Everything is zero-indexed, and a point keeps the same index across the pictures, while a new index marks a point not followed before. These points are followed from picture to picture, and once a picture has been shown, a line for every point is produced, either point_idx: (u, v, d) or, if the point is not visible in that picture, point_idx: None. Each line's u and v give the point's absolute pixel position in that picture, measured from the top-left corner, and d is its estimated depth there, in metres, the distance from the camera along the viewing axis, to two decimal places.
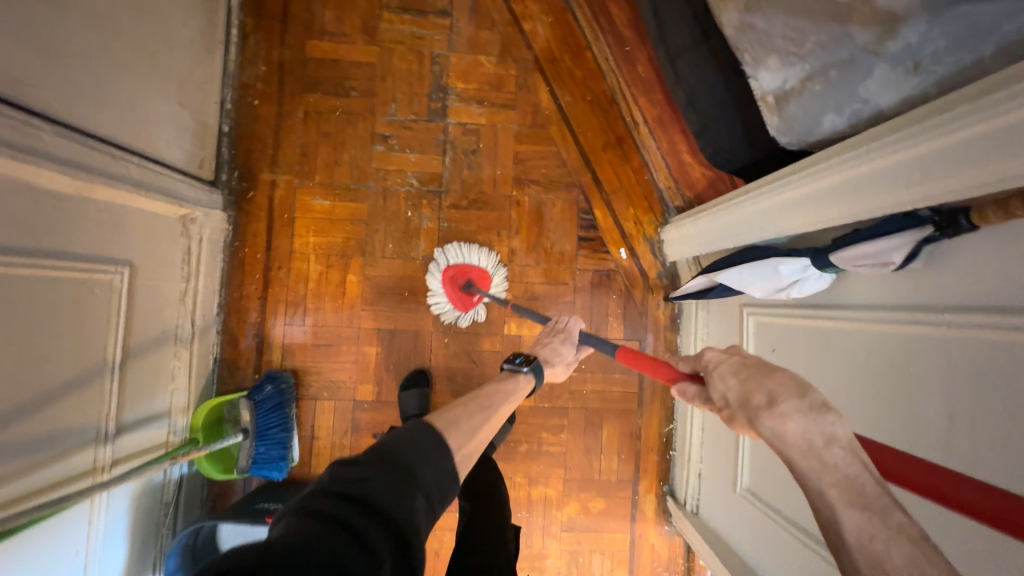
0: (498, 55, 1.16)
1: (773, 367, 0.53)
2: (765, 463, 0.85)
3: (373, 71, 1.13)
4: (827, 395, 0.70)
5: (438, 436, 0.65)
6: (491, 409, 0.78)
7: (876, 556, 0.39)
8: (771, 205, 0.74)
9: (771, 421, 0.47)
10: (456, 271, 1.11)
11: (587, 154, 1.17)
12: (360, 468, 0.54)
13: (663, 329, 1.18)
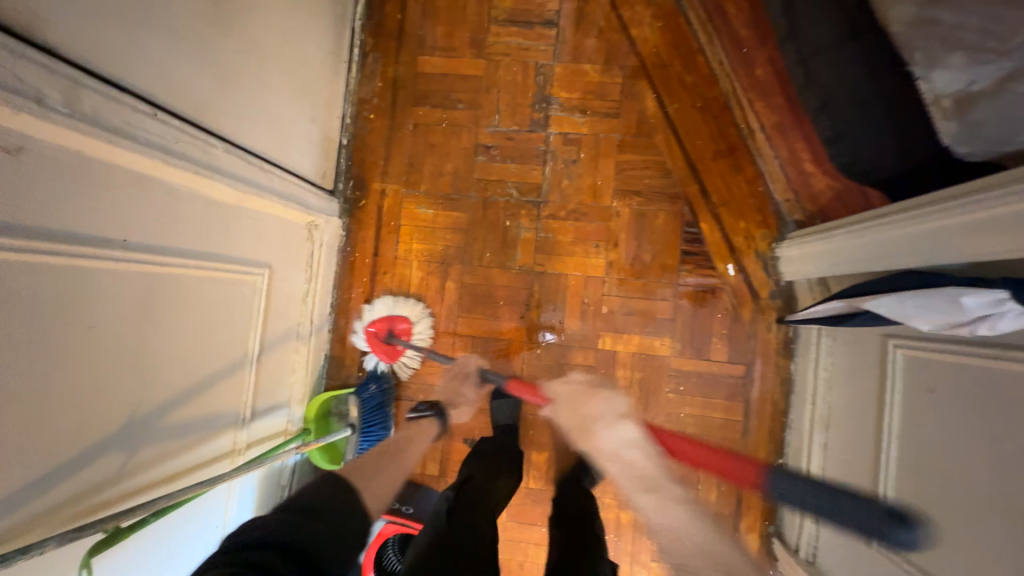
0: (603, 62, 1.13)
1: (594, 392, 0.93)
2: None
3: (478, 83, 1.16)
4: (1016, 453, 0.58)
5: (344, 483, 0.66)
6: (399, 454, 0.82)
7: (661, 521, 0.74)
8: (939, 227, 0.65)
9: (602, 445, 0.84)
10: (376, 327, 1.12)
11: (695, 164, 1.11)
12: (265, 522, 0.55)
13: (774, 354, 1.07)
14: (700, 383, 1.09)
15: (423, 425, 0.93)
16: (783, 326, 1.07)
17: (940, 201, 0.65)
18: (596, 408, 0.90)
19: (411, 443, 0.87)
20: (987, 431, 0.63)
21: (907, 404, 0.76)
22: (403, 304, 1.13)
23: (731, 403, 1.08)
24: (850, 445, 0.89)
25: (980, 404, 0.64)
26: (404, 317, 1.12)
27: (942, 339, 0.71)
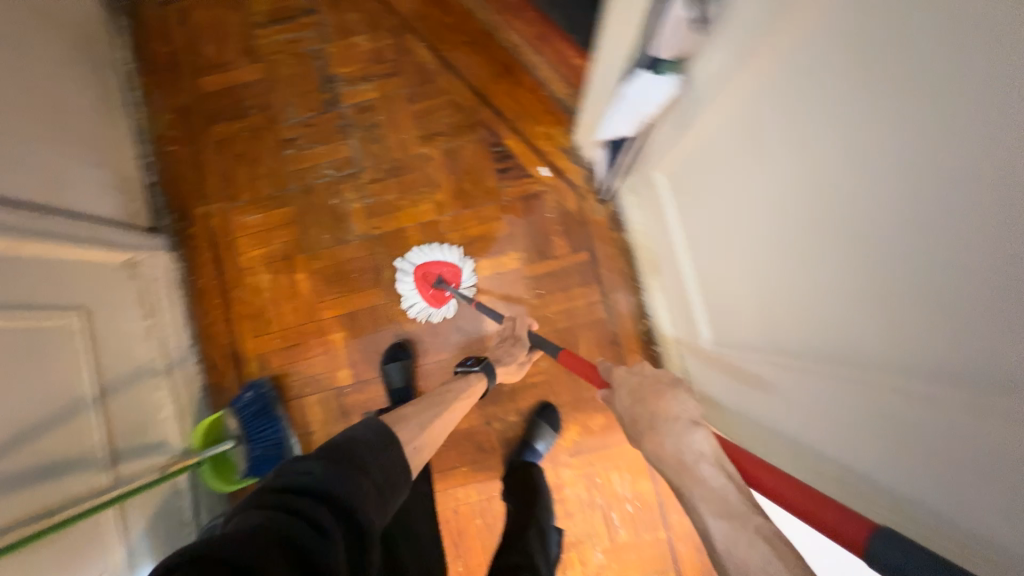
0: (368, 30, 1.22)
1: (661, 388, 0.63)
2: (723, 303, 0.77)
3: (264, 86, 1.22)
4: (743, 193, 0.62)
5: (388, 430, 0.64)
6: (443, 405, 0.82)
7: (737, 558, 0.45)
8: (614, 28, 0.67)
9: (650, 443, 0.58)
10: (427, 269, 1.13)
11: (480, 91, 1.19)
12: (306, 461, 0.54)
13: (607, 231, 1.15)
14: (554, 279, 1.15)
15: (472, 378, 0.93)
16: (605, 203, 1.15)
17: (605, 38, 0.71)
18: (684, 412, 0.59)
19: (456, 396, 0.86)
20: (723, 192, 0.67)
21: (694, 230, 0.81)
22: (455, 252, 1.14)
23: (587, 286, 1.14)
24: (673, 272, 0.95)
25: (719, 196, 0.68)
26: (450, 263, 1.13)
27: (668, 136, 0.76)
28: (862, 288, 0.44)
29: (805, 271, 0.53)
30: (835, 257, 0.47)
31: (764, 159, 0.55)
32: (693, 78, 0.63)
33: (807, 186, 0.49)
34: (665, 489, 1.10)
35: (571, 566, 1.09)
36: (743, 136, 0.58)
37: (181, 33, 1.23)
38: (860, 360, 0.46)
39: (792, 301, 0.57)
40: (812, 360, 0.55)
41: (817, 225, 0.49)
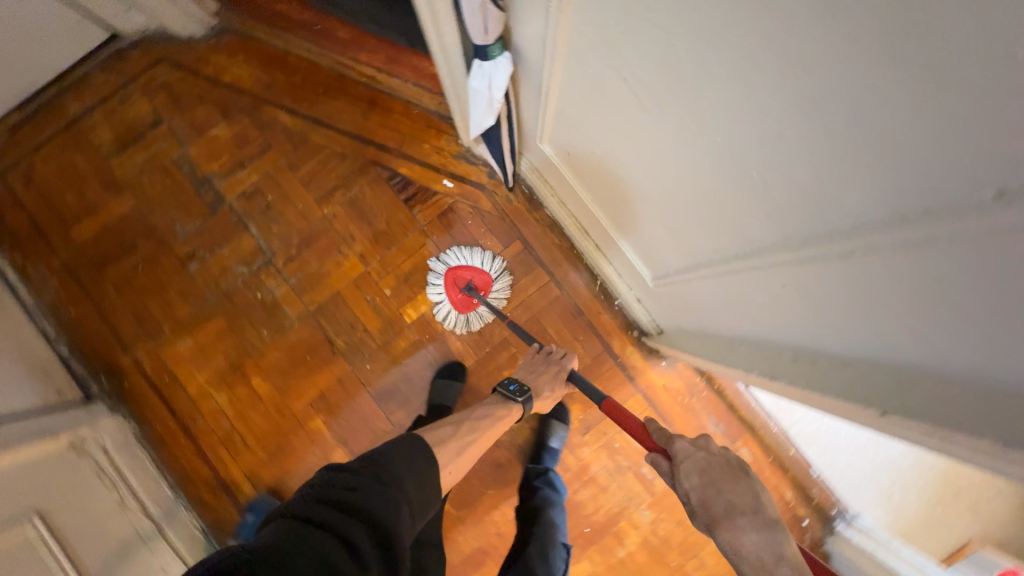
0: (222, 118, 1.18)
1: (739, 471, 0.55)
2: (650, 243, 0.79)
3: (141, 212, 1.16)
4: (619, 135, 0.63)
5: (429, 451, 0.66)
6: (479, 434, 0.80)
7: None
8: (438, 31, 0.66)
9: (727, 533, 0.51)
10: (459, 273, 1.11)
11: (356, 133, 1.18)
12: (349, 474, 0.57)
13: (528, 214, 1.16)
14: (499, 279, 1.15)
15: (510, 410, 0.87)
16: (516, 189, 1.16)
17: (434, 44, 0.69)
18: (763, 507, 0.52)
19: (489, 427, 0.83)
20: (603, 142, 0.68)
21: (621, 208, 0.80)
22: (489, 259, 1.13)
23: (532, 273, 1.15)
24: (601, 232, 0.97)
25: (632, 171, 0.67)
26: (481, 269, 1.12)
27: (537, 110, 0.77)
28: (757, 180, 0.45)
29: (736, 220, 0.52)
30: (761, 198, 0.46)
31: (657, 125, 0.54)
32: (541, 53, 0.62)
33: (667, 109, 0.50)
34: (679, 426, 1.13)
35: (627, 533, 1.11)
36: (628, 109, 0.56)
37: (33, 194, 1.16)
38: (824, 293, 0.45)
39: (735, 252, 0.56)
40: (779, 303, 0.54)
41: (732, 172, 0.47)
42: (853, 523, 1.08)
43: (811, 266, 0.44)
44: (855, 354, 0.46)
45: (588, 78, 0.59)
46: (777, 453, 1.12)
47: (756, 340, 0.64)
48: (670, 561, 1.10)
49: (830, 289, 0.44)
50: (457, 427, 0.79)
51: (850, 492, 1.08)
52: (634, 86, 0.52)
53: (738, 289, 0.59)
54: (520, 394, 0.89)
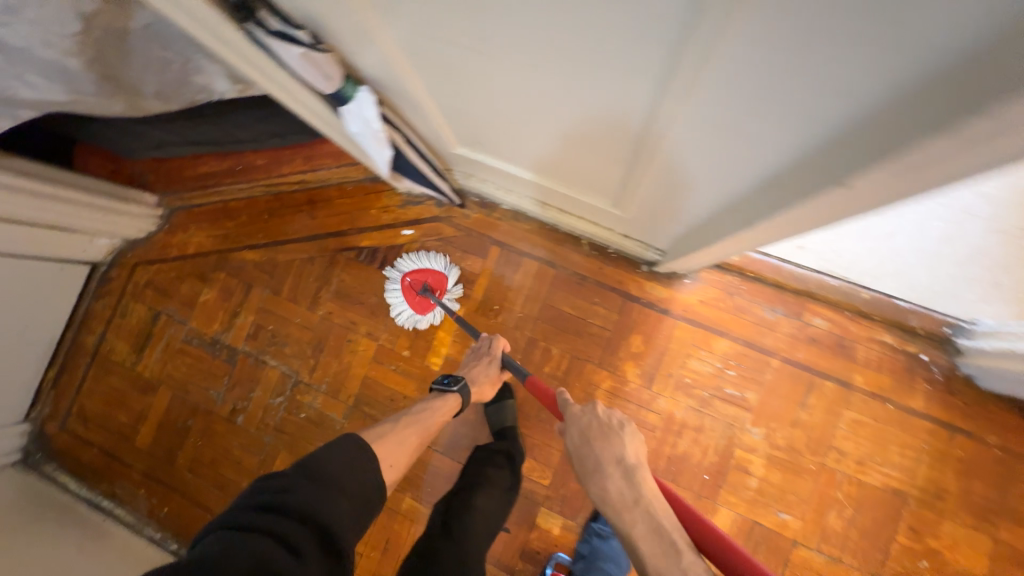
0: (204, 284, 1.28)
1: (605, 432, 0.77)
2: (593, 173, 0.76)
3: (179, 397, 1.25)
4: (495, 93, 0.63)
5: (365, 447, 0.73)
6: (417, 425, 0.87)
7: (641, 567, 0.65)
8: (301, 102, 0.68)
9: (596, 483, 0.74)
10: (413, 277, 1.16)
11: (313, 234, 1.25)
12: (282, 480, 0.63)
13: (489, 217, 1.16)
14: (495, 288, 1.15)
15: (448, 399, 0.93)
16: (467, 202, 1.17)
17: (307, 116, 0.72)
18: (627, 452, 0.75)
19: (430, 414, 0.90)
20: (493, 109, 0.68)
21: (550, 159, 0.78)
22: (439, 259, 1.16)
23: (521, 266, 1.14)
24: (553, 193, 0.95)
25: (530, 119, 0.66)
26: (434, 270, 1.16)
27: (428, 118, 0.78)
28: (614, 48, 0.43)
29: (629, 95, 0.50)
30: (629, 61, 0.44)
31: (513, 58, 0.52)
32: (387, 68, 0.63)
33: (504, 42, 0.49)
34: (738, 330, 1.05)
35: (748, 461, 1.02)
36: (482, 63, 0.56)
37: (94, 429, 1.28)
38: (743, 102, 0.42)
39: (652, 123, 0.54)
40: (717, 144, 0.51)
41: (591, 58, 0.46)
42: (978, 331, 0.95)
43: (715, 78, 0.41)
44: (807, 144, 0.43)
45: (439, 64, 0.61)
46: (853, 305, 1.02)
47: (726, 195, 0.61)
48: (807, 466, 1.01)
49: (745, 95, 0.41)
50: (393, 423, 0.85)
51: (952, 304, 0.99)
52: (472, 41, 0.53)
53: (681, 159, 0.56)
54: (452, 383, 0.95)
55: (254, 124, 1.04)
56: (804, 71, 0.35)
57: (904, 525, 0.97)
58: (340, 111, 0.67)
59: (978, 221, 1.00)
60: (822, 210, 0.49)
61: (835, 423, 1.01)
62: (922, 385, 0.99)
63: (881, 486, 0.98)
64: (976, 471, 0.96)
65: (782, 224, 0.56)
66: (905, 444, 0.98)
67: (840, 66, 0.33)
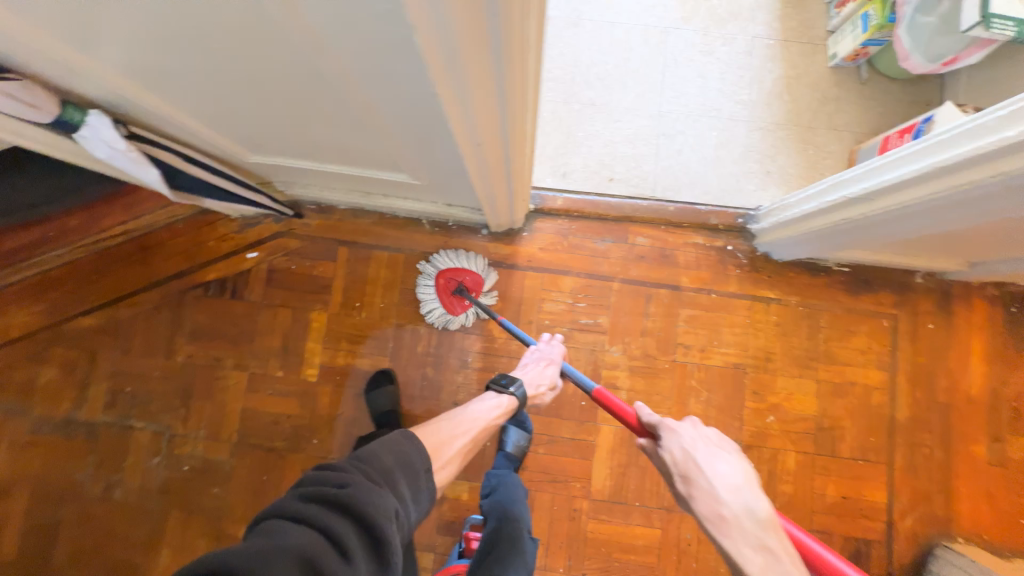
0: (42, 364, 1.17)
1: (719, 449, 0.64)
2: (366, 152, 0.81)
3: (41, 493, 1.14)
4: (222, 93, 0.65)
5: (417, 449, 0.68)
6: (475, 430, 0.82)
7: None
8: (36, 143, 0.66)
9: (706, 506, 0.58)
10: (446, 277, 1.12)
11: (152, 282, 1.19)
12: (336, 473, 0.57)
13: (331, 221, 1.18)
14: (353, 287, 1.17)
15: (503, 403, 0.89)
16: (305, 212, 1.18)
17: (54, 151, 0.70)
18: (744, 481, 0.59)
19: (483, 417, 0.85)
20: (237, 109, 0.71)
21: (326, 147, 0.82)
22: (478, 261, 1.13)
23: (373, 259, 1.17)
24: (362, 181, 0.99)
25: (271, 111, 0.69)
26: (471, 271, 1.12)
27: (193, 133, 0.78)
28: (254, 33, 0.47)
29: (282, 60, 0.52)
30: (242, 27, 0.46)
31: (201, 59, 0.56)
32: (110, 90, 0.63)
33: (179, 45, 0.52)
34: (578, 265, 1.15)
35: (614, 377, 1.13)
36: (183, 69, 0.59)
37: None
38: (344, 40, 0.45)
39: (329, 83, 0.56)
40: (383, 87, 0.54)
41: (214, 31, 0.48)
42: (760, 215, 1.12)
43: (324, 28, 0.44)
44: (414, 62, 0.46)
45: (129, 68, 0.59)
46: (665, 218, 1.15)
47: (443, 133, 0.64)
48: (662, 366, 1.13)
49: (335, 31, 0.44)
50: (450, 422, 0.81)
51: (739, 197, 1.15)
52: (113, 42, 0.53)
53: (395, 117, 0.63)
54: (511, 380, 0.92)
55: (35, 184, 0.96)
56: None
57: (748, 391, 1.12)
58: (76, 138, 0.66)
59: (741, 124, 1.17)
60: (480, 95, 0.53)
61: (675, 322, 1.14)
62: (732, 271, 1.15)
63: (724, 364, 1.13)
64: (791, 330, 1.13)
65: (484, 125, 0.60)
66: (733, 323, 1.13)
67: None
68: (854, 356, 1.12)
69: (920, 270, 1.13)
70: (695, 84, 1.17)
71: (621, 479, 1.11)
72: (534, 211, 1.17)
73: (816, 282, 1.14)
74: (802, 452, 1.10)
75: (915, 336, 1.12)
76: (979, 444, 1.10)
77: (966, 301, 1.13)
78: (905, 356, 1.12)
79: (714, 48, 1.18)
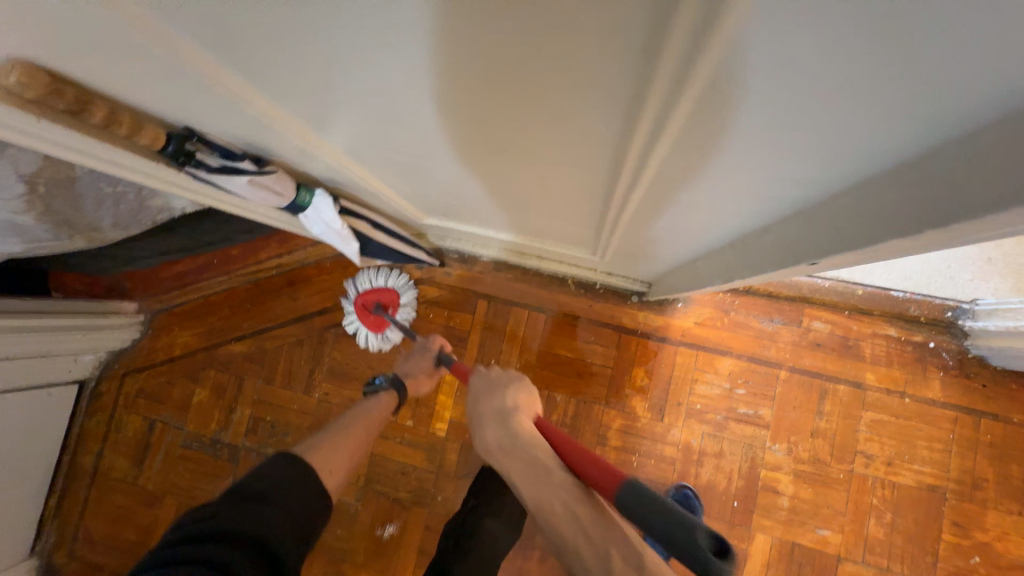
0: (195, 383, 1.25)
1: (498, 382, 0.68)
2: (570, 229, 0.76)
3: (185, 506, 1.21)
4: (463, 177, 0.62)
5: (298, 459, 0.69)
6: (357, 426, 0.86)
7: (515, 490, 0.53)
8: (262, 213, 0.68)
9: (478, 419, 0.63)
10: (364, 299, 1.13)
11: (298, 316, 1.23)
12: (199, 511, 0.56)
13: (472, 272, 1.15)
14: (488, 342, 1.13)
15: (383, 397, 0.95)
16: (448, 260, 1.16)
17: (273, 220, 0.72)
18: (505, 400, 0.64)
19: (367, 413, 0.91)
20: (465, 188, 0.68)
21: (527, 220, 0.78)
22: (390, 277, 1.13)
23: (510, 316, 1.12)
24: (533, 246, 0.94)
25: (502, 193, 0.65)
26: (388, 287, 1.13)
27: (401, 200, 0.78)
28: (580, 149, 0.43)
29: (584, 165, 0.47)
30: (562, 143, 0.43)
31: (478, 155, 0.53)
32: (332, 166, 0.62)
33: (470, 144, 0.50)
34: (739, 347, 1.03)
35: (775, 479, 0.99)
36: (449, 158, 0.56)
37: (105, 553, 1.23)
38: (703, 173, 0.39)
39: (611, 189, 0.51)
40: (684, 206, 0.48)
41: (530, 140, 0.44)
42: (979, 311, 0.94)
43: (681, 166, 0.39)
44: (773, 204, 0.39)
45: (391, 150, 0.57)
46: (851, 302, 1.00)
47: (706, 240, 0.57)
48: (835, 476, 0.97)
49: (707, 168, 0.38)
50: (327, 429, 0.83)
51: (950, 287, 0.97)
52: (411, 131, 0.50)
53: (658, 220, 0.56)
54: (383, 382, 0.97)
55: (218, 227, 1.01)
56: (761, 151, 0.32)
57: (945, 521, 0.93)
58: (300, 217, 0.66)
59: None
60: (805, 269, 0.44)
61: (855, 426, 0.98)
62: (934, 374, 0.96)
63: (916, 484, 0.95)
64: (1010, 454, 0.93)
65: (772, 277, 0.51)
66: (930, 437, 0.95)
67: (787, 148, 0.30)
68: None
69: None
70: None
71: None
72: None
73: None
74: None
75: None
76: None
77: None
78: None
79: None
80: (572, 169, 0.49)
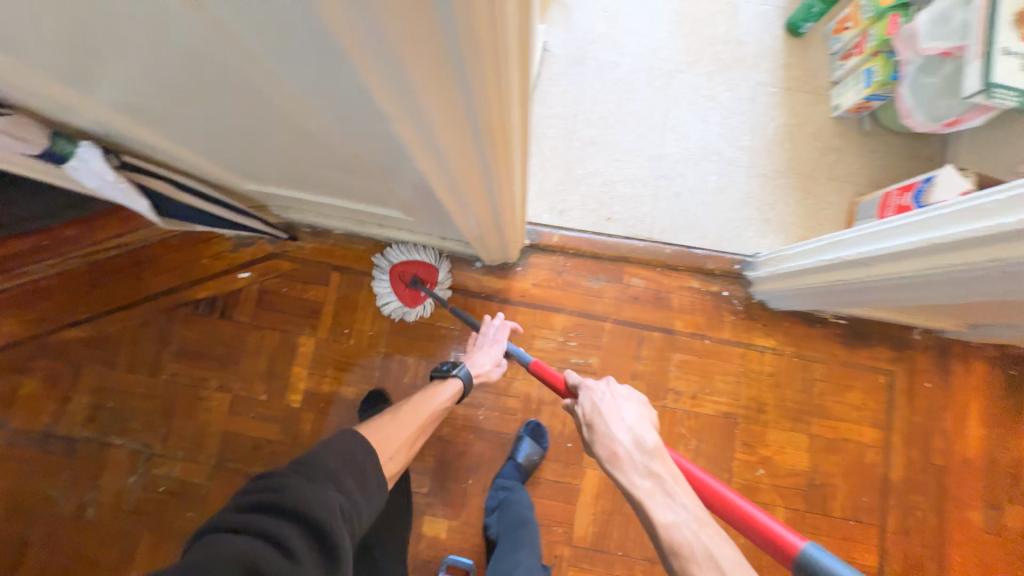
0: (24, 375, 1.16)
1: (619, 408, 0.70)
2: (355, 186, 0.80)
3: (11, 509, 1.11)
4: (210, 133, 0.65)
5: (365, 443, 0.64)
6: (420, 415, 0.82)
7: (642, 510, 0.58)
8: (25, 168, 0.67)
9: (606, 443, 0.66)
10: (402, 268, 1.10)
11: (142, 297, 1.18)
12: (269, 480, 0.53)
13: (325, 246, 1.17)
14: (343, 311, 1.16)
15: (451, 384, 0.90)
16: (300, 234, 1.17)
17: (48, 175, 0.70)
18: (637, 424, 0.67)
19: (430, 400, 0.86)
20: (228, 145, 0.70)
21: (316, 178, 0.81)
22: (429, 252, 1.10)
23: (364, 285, 1.16)
24: (351, 209, 0.98)
25: (259, 147, 0.68)
26: (427, 263, 1.10)
27: (185, 164, 0.78)
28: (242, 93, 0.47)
29: (267, 109, 0.50)
30: (225, 87, 0.47)
31: (192, 108, 0.55)
32: (97, 124, 0.62)
33: (170, 97, 0.52)
34: (571, 303, 1.14)
35: None
36: (173, 112, 0.58)
37: None
38: (312, 88, 0.40)
39: (316, 136, 0.56)
40: (370, 147, 0.54)
41: (199, 85, 0.47)
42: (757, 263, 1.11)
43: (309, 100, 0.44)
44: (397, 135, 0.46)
45: (117, 109, 0.58)
46: (661, 260, 1.14)
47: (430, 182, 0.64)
48: None
49: (315, 96, 0.42)
50: (392, 415, 0.80)
51: (737, 244, 1.14)
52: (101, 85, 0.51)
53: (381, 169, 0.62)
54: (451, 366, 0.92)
55: None
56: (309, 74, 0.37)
57: (738, 442, 1.09)
58: (66, 167, 0.65)
59: (743, 170, 1.16)
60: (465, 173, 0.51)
61: (667, 366, 1.12)
62: (727, 318, 1.13)
63: (716, 413, 1.10)
64: (786, 381, 1.11)
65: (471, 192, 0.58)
66: (726, 371, 1.11)
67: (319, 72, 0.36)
68: (848, 412, 1.10)
69: (919, 327, 1.11)
70: (697, 128, 1.17)
71: (603, 527, 1.07)
72: (530, 246, 1.15)
73: (813, 333, 1.12)
74: (791, 508, 1.07)
75: (912, 395, 1.10)
76: (975, 509, 1.07)
77: (964, 362, 1.11)
78: (902, 414, 1.10)
79: (719, 94, 1.18)
80: (269, 116, 0.53)
